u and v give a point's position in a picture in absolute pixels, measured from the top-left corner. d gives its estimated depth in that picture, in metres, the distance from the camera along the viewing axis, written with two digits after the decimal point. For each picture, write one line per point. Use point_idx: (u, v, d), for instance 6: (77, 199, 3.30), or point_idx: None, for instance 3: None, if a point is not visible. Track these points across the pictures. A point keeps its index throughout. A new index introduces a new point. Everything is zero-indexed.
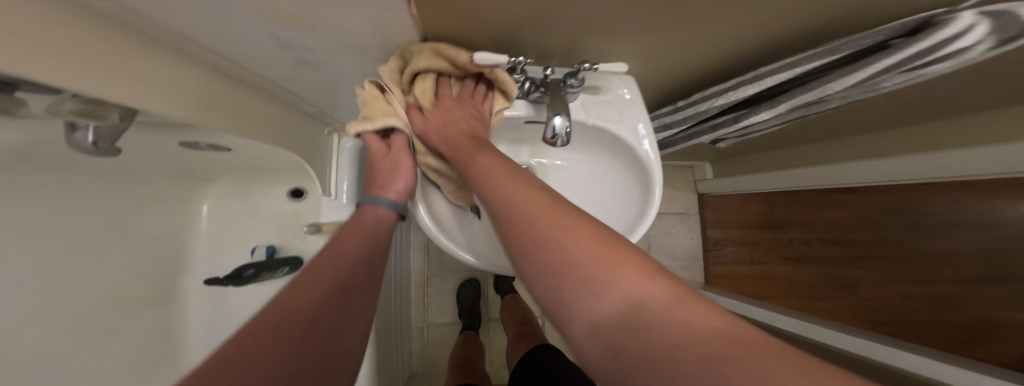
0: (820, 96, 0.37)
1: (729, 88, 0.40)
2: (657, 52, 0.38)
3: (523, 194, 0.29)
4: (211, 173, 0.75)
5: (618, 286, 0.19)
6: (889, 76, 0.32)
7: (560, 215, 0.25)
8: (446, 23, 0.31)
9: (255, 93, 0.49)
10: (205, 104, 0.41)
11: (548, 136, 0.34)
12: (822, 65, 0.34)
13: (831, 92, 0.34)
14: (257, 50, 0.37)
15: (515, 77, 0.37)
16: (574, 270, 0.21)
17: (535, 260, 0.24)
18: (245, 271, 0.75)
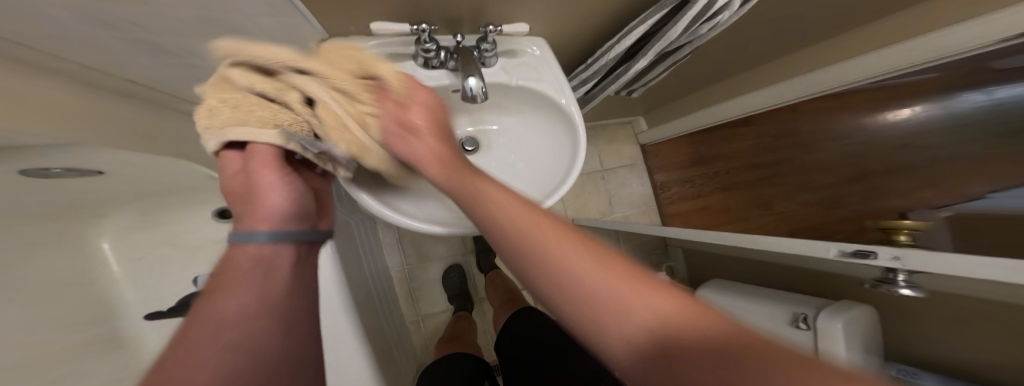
0: (670, 45, 0.43)
1: (606, 49, 0.44)
2: (559, 7, 0.39)
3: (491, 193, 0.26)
4: (104, 204, 0.63)
5: (584, 284, 0.17)
6: (702, 25, 0.40)
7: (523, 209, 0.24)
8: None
9: (133, 103, 0.42)
10: (41, 115, 0.31)
11: (466, 95, 0.34)
12: (659, 18, 0.40)
13: (674, 38, 0.39)
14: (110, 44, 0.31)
15: (426, 47, 0.37)
16: (544, 267, 0.19)
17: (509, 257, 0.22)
18: (195, 301, 0.64)
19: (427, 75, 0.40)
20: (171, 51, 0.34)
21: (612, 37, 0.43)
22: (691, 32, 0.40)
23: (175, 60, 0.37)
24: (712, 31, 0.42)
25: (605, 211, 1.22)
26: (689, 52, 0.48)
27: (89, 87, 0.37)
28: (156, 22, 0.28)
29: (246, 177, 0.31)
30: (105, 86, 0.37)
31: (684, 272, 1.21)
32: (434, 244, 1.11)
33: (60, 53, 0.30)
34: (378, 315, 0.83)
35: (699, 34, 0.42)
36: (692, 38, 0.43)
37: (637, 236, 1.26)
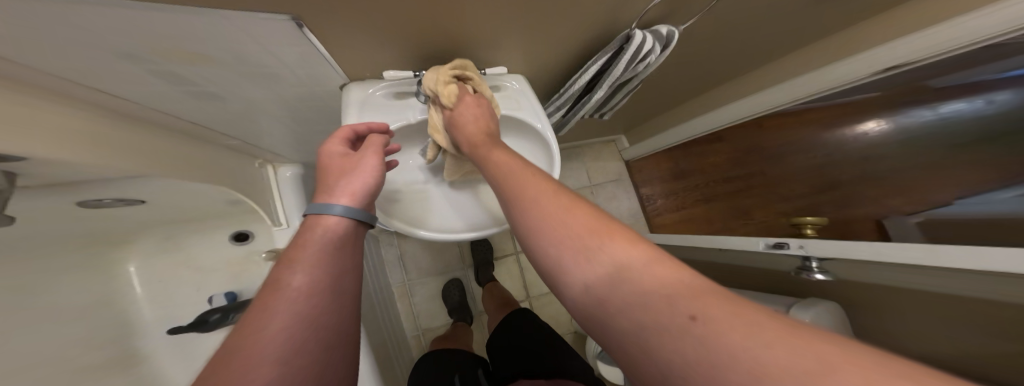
0: (617, 80, 0.55)
1: (571, 83, 0.56)
2: (532, 50, 0.50)
3: (529, 184, 0.31)
4: (135, 231, 0.70)
5: (607, 254, 0.20)
6: (638, 65, 0.52)
7: (558, 199, 0.27)
8: (352, 52, 0.39)
9: (185, 140, 0.50)
10: (126, 150, 0.40)
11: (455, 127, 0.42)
12: (607, 60, 0.52)
13: (619, 72, 0.51)
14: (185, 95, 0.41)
15: (423, 86, 0.46)
16: (568, 241, 0.23)
17: (537, 233, 0.26)
18: (211, 317, 0.71)
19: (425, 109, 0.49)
20: (225, 97, 0.44)
21: (574, 74, 0.55)
22: (633, 68, 0.52)
23: (227, 104, 0.46)
24: (648, 68, 0.54)
25: None
26: (639, 82, 0.60)
27: (157, 128, 0.46)
28: (220, 75, 0.38)
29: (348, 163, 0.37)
30: (167, 126, 0.46)
31: None
32: (434, 260, 1.16)
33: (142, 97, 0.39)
34: (377, 327, 0.86)
35: (642, 69, 0.54)
36: (637, 72, 0.55)
37: None
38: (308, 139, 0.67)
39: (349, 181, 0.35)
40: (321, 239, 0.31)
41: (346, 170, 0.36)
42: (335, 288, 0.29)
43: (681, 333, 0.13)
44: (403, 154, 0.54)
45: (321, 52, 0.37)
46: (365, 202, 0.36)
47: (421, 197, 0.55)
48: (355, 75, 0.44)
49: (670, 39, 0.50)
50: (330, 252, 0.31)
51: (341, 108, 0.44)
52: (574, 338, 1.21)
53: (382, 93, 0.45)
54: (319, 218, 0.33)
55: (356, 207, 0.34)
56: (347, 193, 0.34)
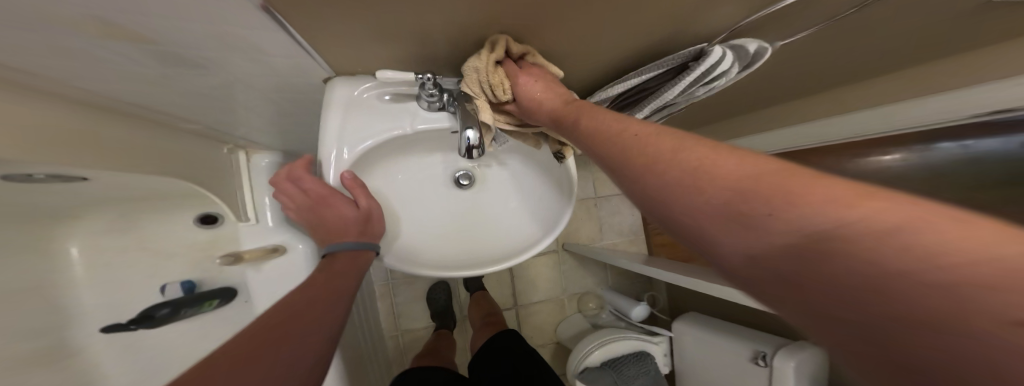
0: (669, 102, 0.48)
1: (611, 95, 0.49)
2: (567, 58, 0.42)
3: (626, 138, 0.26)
4: None
5: (781, 210, 0.15)
6: (700, 87, 0.45)
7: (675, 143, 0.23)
8: (347, 42, 0.30)
9: (140, 125, 0.42)
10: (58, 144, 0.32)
11: (463, 151, 0.37)
12: (661, 77, 0.45)
13: (670, 97, 0.45)
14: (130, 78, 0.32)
15: (430, 91, 0.37)
16: (708, 196, 0.18)
17: (652, 191, 0.22)
18: (156, 312, 0.60)
19: (428, 117, 0.41)
20: (181, 80, 0.35)
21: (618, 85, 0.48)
22: (684, 94, 0.46)
23: (185, 89, 0.37)
24: (707, 92, 0.47)
25: (594, 236, 1.25)
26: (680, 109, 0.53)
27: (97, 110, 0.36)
28: (168, 56, 0.29)
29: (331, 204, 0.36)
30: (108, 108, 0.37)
31: (665, 302, 1.25)
32: None
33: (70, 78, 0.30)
34: (351, 331, 0.82)
35: (692, 96, 0.48)
36: (685, 98, 0.48)
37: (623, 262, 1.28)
38: (289, 128, 0.58)
39: (339, 221, 0.36)
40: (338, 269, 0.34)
41: (327, 198, 0.36)
42: (339, 292, 0.32)
43: (834, 237, 0.12)
44: (394, 167, 0.48)
45: (301, 43, 0.28)
46: (364, 232, 0.37)
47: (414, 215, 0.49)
48: (346, 71, 0.36)
49: (754, 58, 0.42)
50: (342, 277, 0.33)
51: (323, 106, 0.36)
52: (556, 351, 1.20)
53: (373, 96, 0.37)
54: (332, 257, 0.35)
55: (356, 241, 0.36)
56: (345, 233, 0.36)
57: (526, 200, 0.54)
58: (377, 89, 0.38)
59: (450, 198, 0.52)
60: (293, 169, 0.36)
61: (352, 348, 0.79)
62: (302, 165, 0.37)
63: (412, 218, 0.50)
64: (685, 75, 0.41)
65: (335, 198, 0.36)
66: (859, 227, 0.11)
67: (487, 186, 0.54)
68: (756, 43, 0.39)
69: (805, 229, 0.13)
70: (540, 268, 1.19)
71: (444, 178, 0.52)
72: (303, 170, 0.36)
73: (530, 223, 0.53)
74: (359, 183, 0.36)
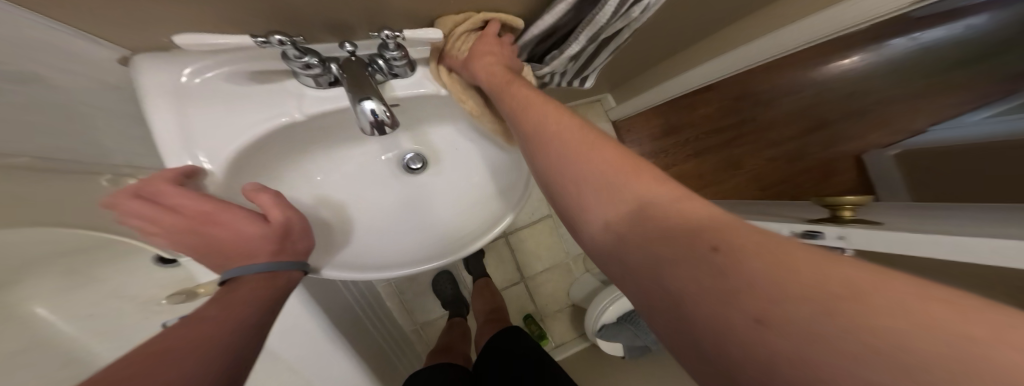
0: (603, 31, 0.40)
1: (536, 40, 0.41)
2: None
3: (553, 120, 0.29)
4: None
5: (638, 192, 0.20)
6: (632, 6, 0.37)
7: (592, 140, 0.25)
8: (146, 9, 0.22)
9: None
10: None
11: (369, 128, 0.29)
12: (585, 5, 0.37)
13: (600, 23, 0.36)
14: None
15: (302, 61, 0.28)
16: (603, 179, 0.22)
17: (567, 158, 0.25)
18: None
19: (317, 96, 0.32)
20: None
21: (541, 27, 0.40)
22: (619, 15, 0.37)
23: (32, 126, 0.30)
24: (645, 13, 0.38)
25: None
26: (629, 34, 0.44)
27: None
28: None
29: (209, 226, 0.27)
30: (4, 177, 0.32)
31: None
32: None
33: None
34: (372, 337, 0.82)
35: (632, 17, 0.39)
36: (624, 22, 0.39)
37: None
38: None
39: (240, 243, 0.28)
40: (241, 297, 0.26)
41: (213, 216, 0.27)
42: (241, 319, 0.24)
43: (733, 250, 0.14)
44: (318, 166, 0.42)
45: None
46: (283, 250, 0.30)
47: (367, 215, 0.44)
48: (153, 45, 0.27)
49: None
50: (237, 308, 0.25)
51: (144, 108, 0.27)
52: (572, 312, 1.23)
53: (218, 77, 0.29)
54: (232, 284, 0.27)
55: (270, 260, 0.29)
56: (254, 253, 0.28)
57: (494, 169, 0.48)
58: (222, 69, 0.29)
59: (402, 187, 0.46)
60: (150, 180, 0.26)
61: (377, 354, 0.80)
62: (173, 176, 0.26)
63: (363, 221, 0.44)
64: None
65: (220, 217, 0.27)
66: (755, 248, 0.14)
67: (444, 166, 0.47)
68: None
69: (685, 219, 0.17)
70: (538, 237, 1.18)
71: (390, 167, 0.46)
72: (173, 184, 0.26)
73: (502, 200, 0.47)
74: (269, 193, 0.29)
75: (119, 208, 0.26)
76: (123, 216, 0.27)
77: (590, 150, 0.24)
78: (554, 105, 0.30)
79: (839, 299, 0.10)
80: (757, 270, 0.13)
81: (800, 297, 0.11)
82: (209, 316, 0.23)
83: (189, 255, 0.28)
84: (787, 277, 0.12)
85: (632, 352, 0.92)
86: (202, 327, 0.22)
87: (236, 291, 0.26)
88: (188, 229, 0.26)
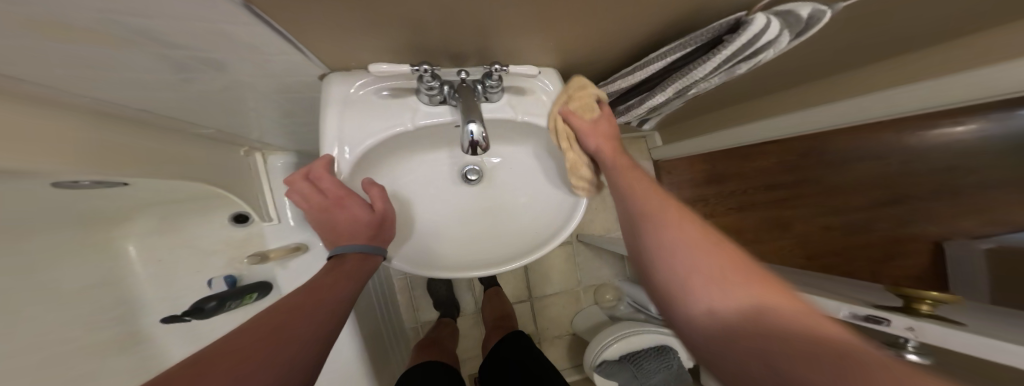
0: (692, 82, 0.42)
1: (624, 77, 0.44)
2: (571, 42, 0.39)
3: (651, 198, 0.30)
4: (130, 210, 0.67)
5: (745, 284, 0.18)
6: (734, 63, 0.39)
7: (691, 222, 0.25)
8: (339, 41, 0.30)
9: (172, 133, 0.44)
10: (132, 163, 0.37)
11: (467, 146, 0.33)
12: (685, 57, 0.40)
13: (698, 76, 0.39)
14: (161, 96, 0.34)
15: (429, 84, 0.35)
16: (698, 266, 0.21)
17: (663, 243, 0.24)
18: (206, 304, 0.72)
19: (429, 112, 0.38)
20: (194, 96, 0.36)
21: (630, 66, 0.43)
22: (715, 71, 0.40)
23: (204, 101, 0.38)
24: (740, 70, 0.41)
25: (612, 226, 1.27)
26: (712, 84, 0.46)
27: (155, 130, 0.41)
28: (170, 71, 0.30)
29: (335, 203, 0.33)
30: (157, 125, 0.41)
31: None
32: None
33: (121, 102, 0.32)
34: (375, 320, 0.86)
35: (724, 73, 0.41)
36: (713, 76, 0.42)
37: None
38: (297, 132, 0.60)
39: (350, 225, 0.33)
40: (344, 271, 0.32)
41: (342, 200, 0.33)
42: (338, 293, 0.30)
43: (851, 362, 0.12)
44: (409, 164, 0.48)
45: (292, 42, 0.27)
46: (377, 236, 0.35)
47: (422, 212, 0.48)
48: (340, 67, 0.35)
49: (805, 25, 0.35)
50: (345, 281, 0.31)
51: (321, 109, 0.34)
52: (574, 344, 1.20)
53: (366, 88, 0.36)
54: (339, 258, 0.33)
55: (367, 243, 0.34)
56: (358, 236, 0.34)
57: (546, 191, 0.50)
58: (377, 83, 0.36)
59: (461, 195, 0.51)
60: (313, 166, 0.33)
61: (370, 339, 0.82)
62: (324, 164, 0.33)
63: (422, 219, 0.48)
64: (715, 51, 0.36)
65: (341, 198, 0.33)
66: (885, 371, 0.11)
67: (499, 184, 0.51)
68: (810, 7, 0.33)
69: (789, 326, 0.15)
70: (558, 261, 1.18)
71: (451, 175, 0.50)
72: (325, 170, 0.33)
73: (544, 223, 0.49)
74: (378, 189, 0.35)
75: (290, 187, 0.33)
76: (289, 190, 0.34)
77: (682, 229, 0.25)
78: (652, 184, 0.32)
79: None
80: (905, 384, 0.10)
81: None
82: (320, 285, 0.29)
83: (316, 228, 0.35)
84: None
85: None
86: (311, 297, 0.28)
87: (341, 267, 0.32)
88: (323, 208, 0.33)
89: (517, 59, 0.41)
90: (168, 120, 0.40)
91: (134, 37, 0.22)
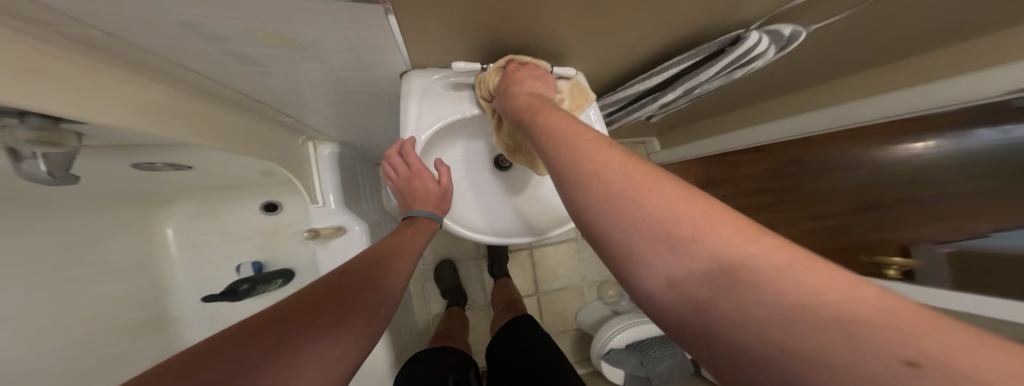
0: (699, 83, 0.53)
1: (642, 78, 0.53)
2: (597, 53, 0.48)
3: (580, 143, 0.27)
4: (178, 192, 0.73)
5: (688, 229, 0.18)
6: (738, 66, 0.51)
7: (625, 169, 0.23)
8: (425, 47, 0.38)
9: (244, 115, 0.50)
10: (200, 128, 0.42)
11: None
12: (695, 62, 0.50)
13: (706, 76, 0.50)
14: (258, 77, 0.40)
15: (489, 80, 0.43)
16: (642, 224, 0.19)
17: (599, 209, 0.22)
18: (240, 286, 0.77)
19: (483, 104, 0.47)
20: (282, 84, 0.43)
21: (649, 70, 0.52)
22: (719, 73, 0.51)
23: (286, 89, 0.45)
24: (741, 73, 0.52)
25: None
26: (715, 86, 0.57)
27: (227, 105, 0.46)
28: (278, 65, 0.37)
29: (415, 174, 0.43)
30: (233, 105, 0.47)
31: None
32: (454, 246, 1.18)
33: (218, 78, 0.39)
34: None
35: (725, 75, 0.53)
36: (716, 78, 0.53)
37: None
38: (347, 126, 0.68)
39: (424, 193, 0.43)
40: (410, 234, 0.42)
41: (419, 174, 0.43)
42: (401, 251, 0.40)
43: (825, 318, 0.12)
44: (454, 145, 0.54)
45: (398, 41, 0.34)
46: (439, 204, 0.44)
47: (456, 188, 0.54)
48: (418, 66, 0.42)
49: (786, 41, 0.48)
50: (410, 242, 0.41)
51: (402, 96, 0.42)
52: (579, 338, 1.24)
53: (443, 78, 0.43)
54: (412, 219, 0.43)
55: (433, 211, 0.44)
56: (425, 203, 0.44)
57: None
58: (446, 78, 0.44)
59: (493, 178, 0.57)
60: (404, 144, 0.41)
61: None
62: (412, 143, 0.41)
63: (460, 195, 0.54)
64: (723, 56, 0.47)
65: (420, 171, 0.43)
66: (839, 313, 0.12)
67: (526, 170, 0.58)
68: (790, 26, 0.45)
69: (732, 260, 0.16)
70: (564, 257, 1.25)
71: (485, 159, 0.57)
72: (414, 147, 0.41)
73: None
74: (446, 168, 0.44)
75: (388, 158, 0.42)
76: (383, 160, 0.44)
77: (623, 177, 0.22)
78: (578, 124, 0.30)
79: (859, 325, 0.11)
80: (834, 333, 0.11)
81: (840, 319, 0.12)
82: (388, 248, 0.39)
83: (399, 193, 0.45)
84: (850, 340, 0.11)
85: (632, 381, 0.92)
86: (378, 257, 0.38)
87: (411, 228, 0.43)
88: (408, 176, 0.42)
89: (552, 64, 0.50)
90: (242, 100, 0.46)
91: (287, 29, 0.29)
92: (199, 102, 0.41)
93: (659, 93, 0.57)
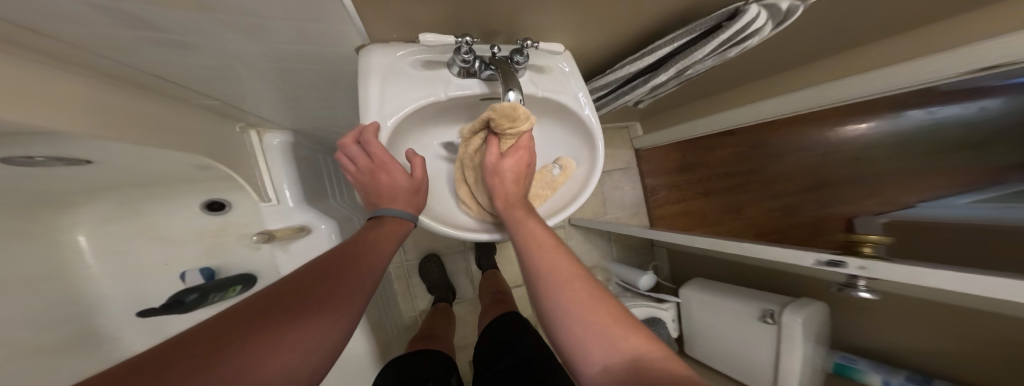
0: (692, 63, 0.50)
1: (633, 60, 0.51)
2: (588, 27, 0.43)
3: (571, 283, 0.35)
4: (88, 193, 0.61)
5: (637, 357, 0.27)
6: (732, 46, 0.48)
7: (603, 308, 0.32)
8: (385, 16, 0.31)
9: (156, 99, 0.40)
10: (103, 115, 0.33)
11: (506, 111, 0.35)
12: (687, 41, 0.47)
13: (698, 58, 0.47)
14: (161, 49, 0.31)
15: (465, 56, 0.36)
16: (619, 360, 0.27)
17: (581, 339, 0.30)
18: (186, 297, 0.67)
19: (459, 84, 0.40)
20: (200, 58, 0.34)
21: (640, 51, 0.50)
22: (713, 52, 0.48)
23: (207, 65, 0.36)
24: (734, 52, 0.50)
25: (598, 211, 1.39)
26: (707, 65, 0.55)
27: (130, 87, 0.36)
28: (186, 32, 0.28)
29: (381, 168, 0.36)
30: (135, 86, 0.37)
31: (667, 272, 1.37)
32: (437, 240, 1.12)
33: (106, 52, 0.29)
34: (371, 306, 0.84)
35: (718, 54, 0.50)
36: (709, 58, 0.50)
37: (626, 236, 1.37)
38: (301, 111, 0.58)
39: (392, 190, 0.37)
40: (379, 235, 0.36)
41: (386, 166, 0.35)
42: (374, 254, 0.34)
43: None
44: (430, 134, 0.48)
45: (352, 15, 0.27)
46: (411, 202, 0.38)
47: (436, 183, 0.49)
48: (381, 38, 0.35)
49: (785, 15, 0.44)
50: (381, 244, 0.35)
51: (360, 74, 0.35)
52: None
53: (407, 55, 0.37)
54: (377, 220, 0.37)
55: (404, 210, 0.37)
56: (395, 201, 0.38)
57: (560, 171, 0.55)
58: (414, 55, 0.38)
59: None
60: (363, 131, 0.34)
61: (362, 324, 0.79)
62: (374, 130, 0.34)
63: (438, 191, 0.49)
64: (717, 35, 0.43)
65: (384, 164, 0.35)
66: None
67: None
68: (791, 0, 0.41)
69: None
70: None
71: None
72: (375, 135, 0.34)
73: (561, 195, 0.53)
74: (419, 159, 0.38)
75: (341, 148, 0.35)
76: (338, 151, 0.36)
77: (599, 318, 0.31)
78: (574, 266, 0.37)
79: None
80: None
81: None
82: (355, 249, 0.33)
83: (364, 192, 0.38)
84: None
85: None
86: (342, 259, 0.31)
87: (377, 231, 0.36)
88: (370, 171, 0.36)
89: (538, 39, 0.44)
90: (149, 79, 0.36)
91: None
92: (85, 79, 0.31)
93: (651, 75, 0.55)
